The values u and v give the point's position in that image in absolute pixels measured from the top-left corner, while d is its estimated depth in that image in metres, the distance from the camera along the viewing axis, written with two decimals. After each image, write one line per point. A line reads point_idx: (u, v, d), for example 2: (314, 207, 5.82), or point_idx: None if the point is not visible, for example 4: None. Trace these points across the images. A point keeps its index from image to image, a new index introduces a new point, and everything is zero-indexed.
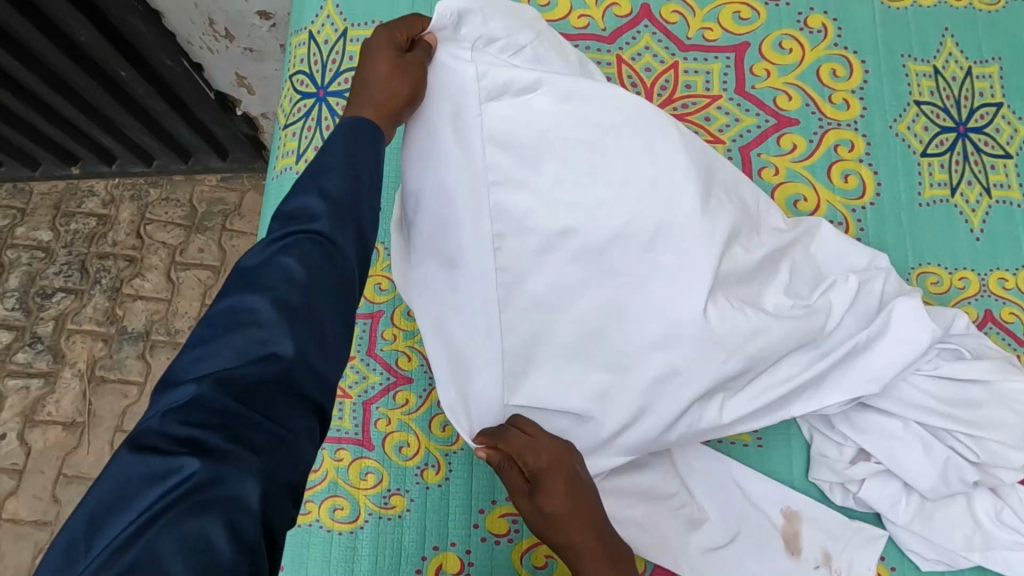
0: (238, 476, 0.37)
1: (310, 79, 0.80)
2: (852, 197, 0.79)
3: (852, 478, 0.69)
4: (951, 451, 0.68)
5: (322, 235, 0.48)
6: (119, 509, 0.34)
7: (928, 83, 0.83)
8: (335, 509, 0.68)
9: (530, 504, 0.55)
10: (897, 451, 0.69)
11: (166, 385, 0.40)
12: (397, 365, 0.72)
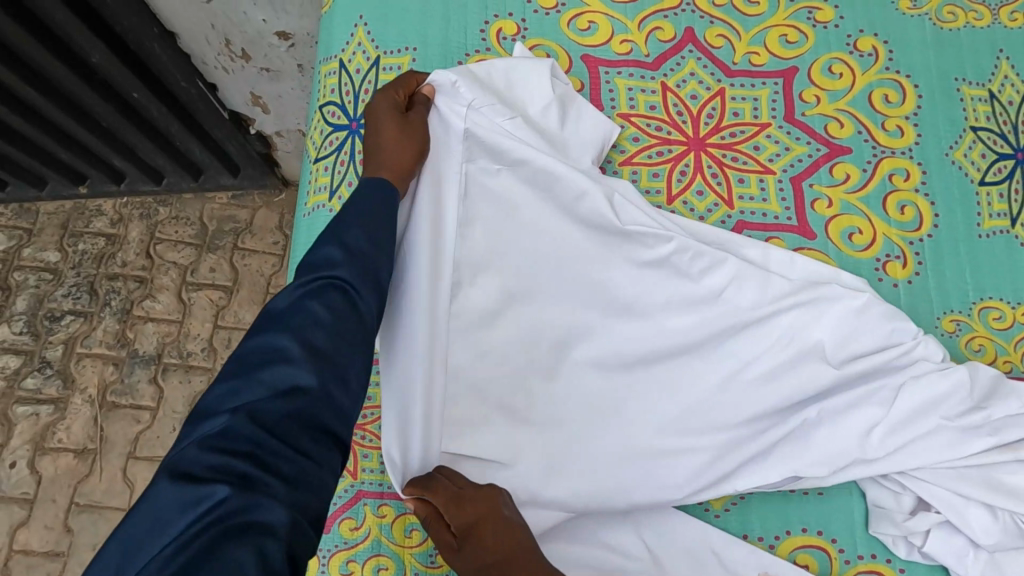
0: (268, 504, 0.38)
1: (342, 110, 0.76)
2: (909, 230, 0.76)
3: (916, 530, 0.66)
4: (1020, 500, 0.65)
5: (345, 283, 0.51)
6: (156, 536, 0.36)
7: (984, 107, 0.80)
8: (379, 569, 0.64)
9: (459, 561, 0.55)
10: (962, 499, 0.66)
11: (205, 416, 0.42)
12: None
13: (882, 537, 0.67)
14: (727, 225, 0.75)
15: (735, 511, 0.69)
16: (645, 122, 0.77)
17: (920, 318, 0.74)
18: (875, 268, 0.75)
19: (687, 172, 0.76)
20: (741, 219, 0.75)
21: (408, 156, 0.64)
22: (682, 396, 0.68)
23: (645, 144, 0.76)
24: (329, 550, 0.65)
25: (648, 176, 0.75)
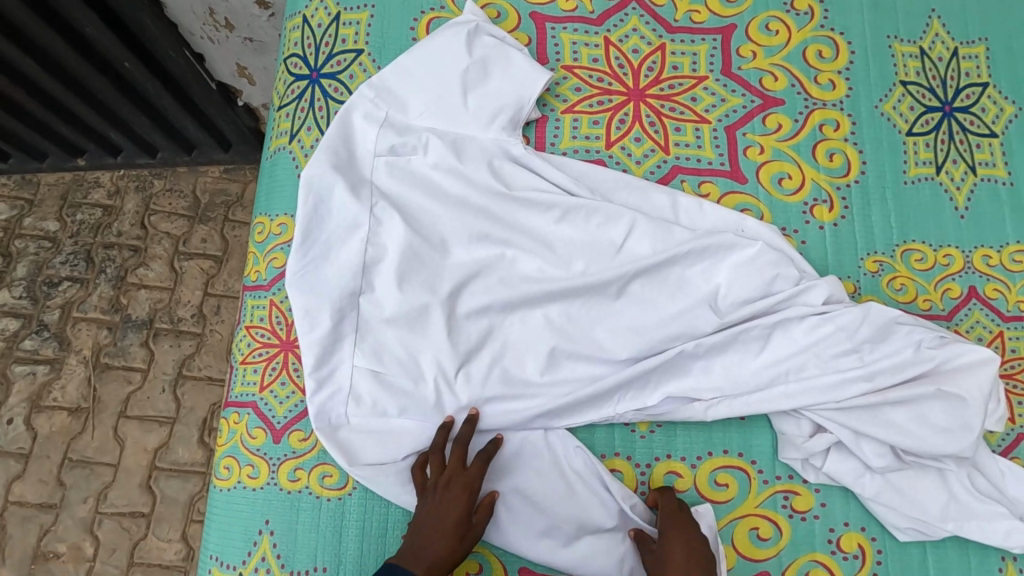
0: None
1: (304, 61, 0.82)
2: (837, 176, 0.80)
3: (815, 452, 0.70)
4: (922, 431, 0.66)
5: None
6: None
7: (915, 63, 0.84)
8: (324, 476, 0.69)
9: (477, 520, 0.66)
10: (866, 424, 0.68)
11: None
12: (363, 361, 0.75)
13: (787, 459, 0.71)
14: (662, 170, 0.79)
15: (660, 433, 0.73)
16: (587, 74, 0.81)
17: (845, 258, 0.78)
18: (803, 212, 0.79)
19: (626, 120, 0.80)
20: (676, 165, 0.80)
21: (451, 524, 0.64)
22: (613, 326, 0.73)
23: (587, 94, 0.81)
24: (279, 458, 0.70)
25: (588, 123, 0.80)
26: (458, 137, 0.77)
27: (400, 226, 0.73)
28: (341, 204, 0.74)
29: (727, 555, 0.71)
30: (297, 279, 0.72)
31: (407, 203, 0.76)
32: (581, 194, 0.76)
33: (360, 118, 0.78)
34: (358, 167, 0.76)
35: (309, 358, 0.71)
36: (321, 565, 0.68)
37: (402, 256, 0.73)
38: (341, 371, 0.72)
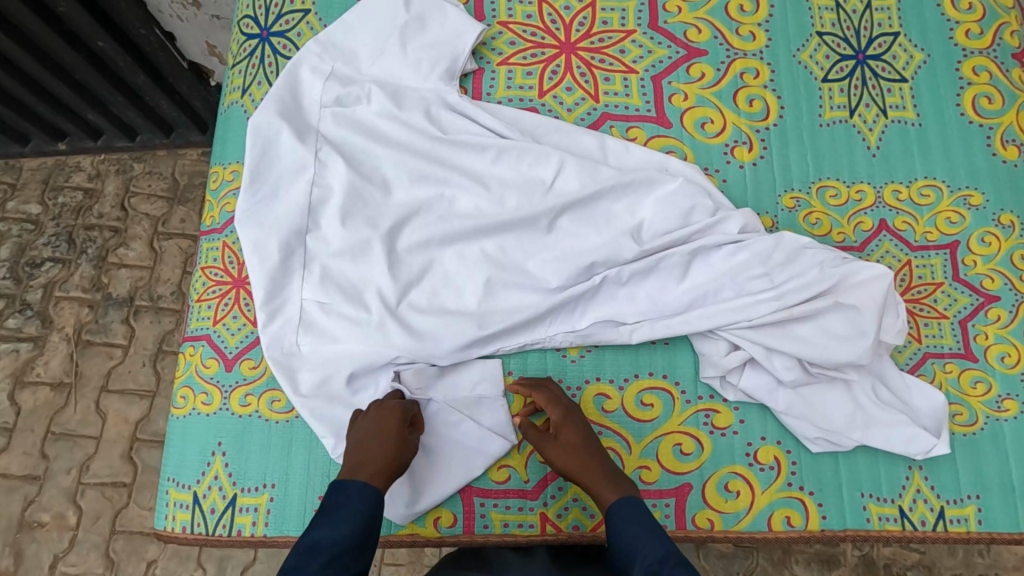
0: None
1: (255, 21, 0.86)
2: (756, 120, 0.85)
3: (733, 370, 0.75)
4: (823, 344, 0.72)
5: None
6: None
7: (830, 15, 0.89)
8: (273, 400, 0.74)
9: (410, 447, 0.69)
10: (774, 340, 0.74)
11: None
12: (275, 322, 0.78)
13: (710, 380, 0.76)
14: (592, 117, 0.85)
15: (590, 357, 0.78)
16: (522, 29, 0.86)
17: (764, 195, 0.83)
18: (724, 153, 0.84)
19: (558, 71, 0.86)
20: (605, 112, 0.85)
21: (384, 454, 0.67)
22: (544, 258, 0.78)
23: (522, 47, 0.86)
24: (231, 385, 0.75)
25: (522, 74, 0.85)
26: (398, 89, 0.83)
27: (343, 169, 0.79)
28: (288, 150, 0.80)
29: (652, 469, 0.75)
30: (247, 218, 0.78)
31: (351, 149, 0.81)
32: (512, 138, 0.82)
33: (308, 72, 0.83)
34: (305, 115, 0.82)
35: (260, 289, 0.76)
36: (270, 482, 0.72)
37: (345, 194, 0.78)
38: (291, 303, 0.77)
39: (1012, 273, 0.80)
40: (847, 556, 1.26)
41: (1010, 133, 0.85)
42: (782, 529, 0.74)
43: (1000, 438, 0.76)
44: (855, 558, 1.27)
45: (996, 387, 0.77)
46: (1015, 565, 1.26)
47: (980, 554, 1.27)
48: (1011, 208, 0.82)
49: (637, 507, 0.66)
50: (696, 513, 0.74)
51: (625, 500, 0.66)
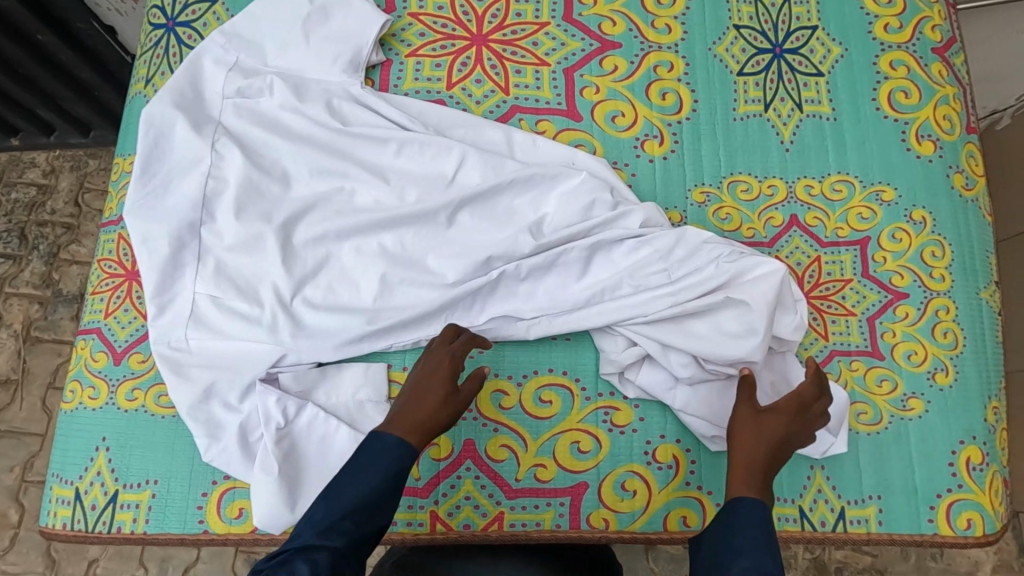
0: None
1: (162, 11, 0.85)
2: (668, 113, 0.84)
3: (629, 366, 0.74)
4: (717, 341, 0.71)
5: None
6: None
7: (747, 8, 0.88)
8: (160, 395, 0.73)
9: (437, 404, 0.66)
10: (671, 337, 0.73)
11: None
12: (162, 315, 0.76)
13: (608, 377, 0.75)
14: (501, 110, 0.83)
15: (488, 353, 0.76)
16: (431, 20, 0.85)
17: (673, 190, 0.82)
18: (634, 147, 0.83)
19: (468, 63, 0.84)
20: (515, 104, 0.84)
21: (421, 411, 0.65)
22: (444, 253, 0.76)
23: (431, 39, 0.85)
24: (118, 379, 0.73)
25: (430, 66, 0.84)
26: (302, 80, 0.81)
27: (239, 159, 0.77)
28: (183, 141, 0.78)
29: (547, 468, 0.74)
30: (136, 209, 0.76)
31: (251, 140, 0.79)
32: (415, 130, 0.80)
33: (210, 63, 0.82)
34: (205, 106, 0.81)
35: (149, 282, 0.74)
36: (153, 478, 0.71)
37: (240, 186, 0.76)
38: (182, 297, 0.75)
39: (921, 270, 0.78)
40: (797, 559, 1.25)
41: (925, 128, 0.83)
42: (678, 529, 0.72)
43: (904, 438, 0.74)
44: (806, 561, 1.26)
45: (902, 385, 0.75)
46: (966, 569, 1.26)
47: (932, 558, 1.26)
48: (923, 204, 0.81)
49: (765, 512, 0.61)
50: (591, 512, 0.73)
51: (749, 501, 0.62)
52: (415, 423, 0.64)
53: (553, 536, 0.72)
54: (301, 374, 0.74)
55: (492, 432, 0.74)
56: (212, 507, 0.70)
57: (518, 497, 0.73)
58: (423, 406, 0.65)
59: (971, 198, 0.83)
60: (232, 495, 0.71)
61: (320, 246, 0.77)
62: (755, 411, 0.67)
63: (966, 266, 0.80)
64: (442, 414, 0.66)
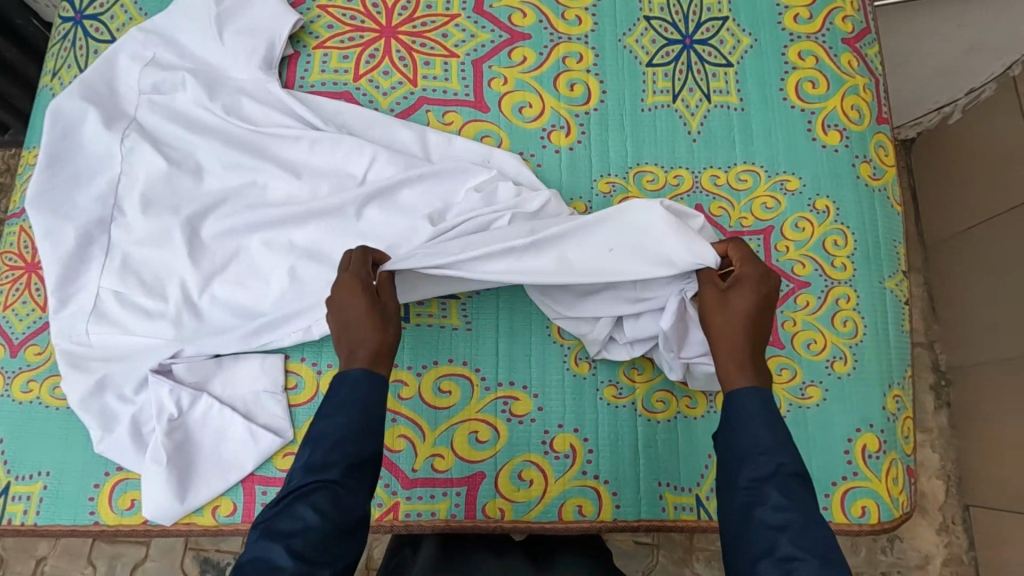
0: None
1: (71, 4, 0.85)
2: (576, 104, 0.84)
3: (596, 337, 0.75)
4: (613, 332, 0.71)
5: None
6: None
7: (659, 0, 0.88)
8: (54, 386, 0.73)
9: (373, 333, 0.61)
10: None
11: None
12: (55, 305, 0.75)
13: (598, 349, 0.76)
14: (408, 101, 0.83)
15: None
16: (341, 12, 0.85)
17: (579, 181, 0.82)
18: (540, 138, 0.83)
19: (376, 55, 0.84)
20: (422, 96, 0.84)
21: (370, 334, 0.61)
22: (343, 244, 0.76)
23: (339, 31, 0.85)
24: (14, 371, 0.73)
25: (338, 58, 0.84)
26: (207, 72, 0.81)
27: (149, 154, 0.78)
28: (94, 136, 0.79)
29: (445, 458, 0.74)
30: (39, 200, 0.76)
31: (164, 135, 0.80)
32: (319, 122, 0.80)
33: (127, 58, 0.82)
34: (120, 101, 0.81)
35: (52, 274, 0.74)
36: (45, 470, 0.71)
37: (149, 181, 0.77)
38: (86, 290, 0.75)
39: (823, 259, 0.79)
40: None
41: (832, 118, 0.83)
42: (572, 518, 0.73)
43: (803, 427, 0.74)
44: None
45: (801, 374, 0.76)
46: (916, 563, 1.26)
47: (882, 552, 1.26)
48: (827, 194, 0.81)
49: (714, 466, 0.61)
50: (487, 501, 0.73)
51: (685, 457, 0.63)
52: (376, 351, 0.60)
53: (447, 525, 0.72)
54: (195, 366, 0.74)
55: (390, 422, 0.74)
56: (103, 498, 0.70)
57: (415, 487, 0.73)
58: (363, 336, 0.61)
59: (880, 187, 0.83)
60: (125, 486, 0.71)
61: (221, 239, 0.76)
62: (722, 292, 0.65)
63: (870, 255, 0.80)
64: (386, 331, 0.62)
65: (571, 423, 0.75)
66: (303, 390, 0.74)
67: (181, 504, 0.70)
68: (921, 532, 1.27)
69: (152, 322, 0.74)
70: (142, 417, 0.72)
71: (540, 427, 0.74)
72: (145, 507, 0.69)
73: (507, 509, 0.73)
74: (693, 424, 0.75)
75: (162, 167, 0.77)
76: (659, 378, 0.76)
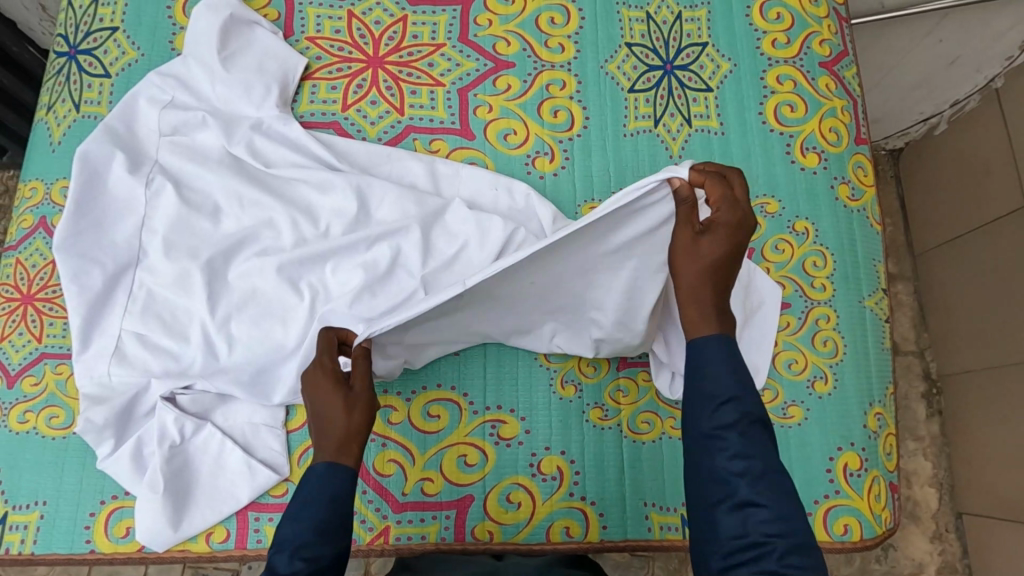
0: None
1: (65, 39, 0.87)
2: (560, 131, 0.86)
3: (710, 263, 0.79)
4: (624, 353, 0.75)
5: None
6: None
7: (640, 27, 0.90)
8: (51, 417, 0.74)
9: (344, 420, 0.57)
10: None
11: None
12: (49, 336, 0.77)
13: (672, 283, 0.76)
14: (395, 130, 0.85)
15: None
16: (329, 44, 0.88)
17: (563, 207, 0.83)
18: (525, 163, 0.85)
19: (364, 85, 0.86)
20: (409, 125, 0.85)
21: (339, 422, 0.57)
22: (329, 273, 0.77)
23: (328, 62, 0.87)
24: (11, 403, 0.75)
25: (326, 89, 0.86)
26: (198, 107, 0.83)
27: (172, 198, 0.78)
28: (118, 182, 0.79)
29: (434, 481, 0.75)
30: (67, 244, 0.76)
31: (184, 175, 0.81)
32: (311, 154, 0.82)
33: (145, 102, 0.83)
34: (140, 143, 0.82)
35: (76, 318, 0.75)
36: (41, 499, 0.72)
37: (170, 224, 0.78)
38: (106, 333, 0.76)
39: (803, 280, 0.81)
40: None
41: (811, 140, 0.85)
42: (560, 539, 0.74)
43: (785, 445, 0.76)
44: None
45: (783, 394, 0.77)
46: (912, 571, 1.26)
47: (876, 560, 1.26)
48: (806, 215, 0.83)
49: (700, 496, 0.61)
50: (476, 524, 0.74)
51: None
52: (345, 435, 0.57)
53: (437, 548, 0.74)
54: (198, 396, 0.75)
55: (379, 447, 0.75)
56: (99, 526, 0.72)
57: (405, 511, 0.74)
58: (329, 429, 0.56)
59: (858, 208, 0.85)
60: (120, 514, 0.72)
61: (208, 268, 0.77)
62: (694, 233, 0.58)
63: (849, 275, 0.82)
64: (352, 420, 0.57)
65: (558, 445, 0.76)
66: (296, 415, 0.76)
67: (175, 532, 0.71)
68: (914, 539, 1.28)
69: (144, 353, 0.75)
70: (135, 448, 0.73)
71: (526, 450, 0.76)
72: (140, 533, 0.70)
73: (495, 531, 0.74)
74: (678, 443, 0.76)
75: (155, 199, 0.79)
76: (646, 399, 0.78)
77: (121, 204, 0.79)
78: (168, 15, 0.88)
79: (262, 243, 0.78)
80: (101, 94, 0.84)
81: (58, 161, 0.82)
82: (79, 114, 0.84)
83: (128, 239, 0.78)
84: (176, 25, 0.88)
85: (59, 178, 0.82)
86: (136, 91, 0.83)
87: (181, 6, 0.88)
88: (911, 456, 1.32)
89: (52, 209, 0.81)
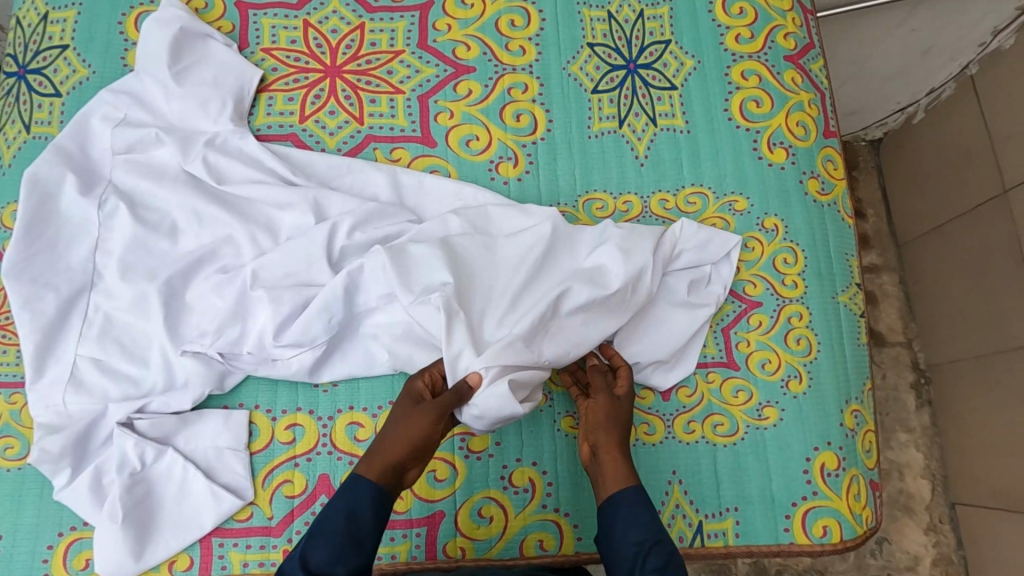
0: None
1: (14, 59, 0.85)
2: (523, 134, 0.84)
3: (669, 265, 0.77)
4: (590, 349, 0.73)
5: None
6: None
7: (602, 26, 0.89)
8: (5, 448, 0.72)
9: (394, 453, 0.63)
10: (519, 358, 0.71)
11: None
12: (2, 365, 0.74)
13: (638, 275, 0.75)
14: (355, 140, 0.83)
15: (343, 387, 0.75)
16: (285, 55, 0.86)
17: None
18: (488, 169, 0.83)
19: (322, 95, 0.84)
20: (369, 134, 0.84)
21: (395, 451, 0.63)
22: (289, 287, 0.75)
23: (284, 73, 0.85)
24: None
25: (283, 100, 0.84)
26: (151, 124, 0.81)
27: (126, 218, 0.77)
28: (70, 203, 0.77)
29: (403, 498, 0.73)
30: (18, 270, 0.74)
31: (138, 194, 0.79)
32: (268, 169, 0.80)
33: (97, 120, 0.81)
34: (94, 163, 0.80)
35: (29, 346, 0.73)
36: None
37: (126, 245, 0.76)
38: (62, 359, 0.74)
39: (774, 278, 0.79)
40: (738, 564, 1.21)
41: (778, 135, 0.84)
42: (535, 553, 0.72)
43: (761, 448, 0.75)
44: (746, 567, 1.21)
45: (757, 395, 0.76)
46: (907, 564, 1.24)
47: (871, 555, 1.24)
48: (776, 212, 0.82)
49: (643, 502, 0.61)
50: (447, 541, 0.72)
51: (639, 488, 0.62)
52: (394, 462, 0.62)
53: (408, 568, 0.72)
54: (158, 420, 0.73)
55: (345, 466, 0.73)
56: (57, 558, 0.70)
57: None
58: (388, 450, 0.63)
59: (829, 202, 0.83)
60: (80, 545, 0.70)
61: (163, 289, 0.74)
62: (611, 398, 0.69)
63: (822, 271, 0.80)
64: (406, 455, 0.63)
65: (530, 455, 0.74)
66: (259, 437, 0.73)
67: (136, 561, 0.69)
68: (909, 532, 1.26)
69: (104, 378, 0.73)
70: (94, 475, 0.71)
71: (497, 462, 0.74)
72: (99, 566, 0.68)
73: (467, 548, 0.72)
74: (653, 450, 0.74)
75: (110, 219, 0.77)
76: None
77: (75, 226, 0.77)
78: (119, 32, 0.86)
79: (223, 261, 0.77)
80: (52, 114, 0.83)
81: (10, 183, 0.80)
82: (30, 135, 0.82)
83: (82, 261, 0.76)
84: (128, 40, 0.86)
85: (10, 201, 0.80)
86: (88, 109, 0.81)
87: (133, 21, 0.86)
88: (902, 448, 1.31)
89: (3, 233, 0.79)
